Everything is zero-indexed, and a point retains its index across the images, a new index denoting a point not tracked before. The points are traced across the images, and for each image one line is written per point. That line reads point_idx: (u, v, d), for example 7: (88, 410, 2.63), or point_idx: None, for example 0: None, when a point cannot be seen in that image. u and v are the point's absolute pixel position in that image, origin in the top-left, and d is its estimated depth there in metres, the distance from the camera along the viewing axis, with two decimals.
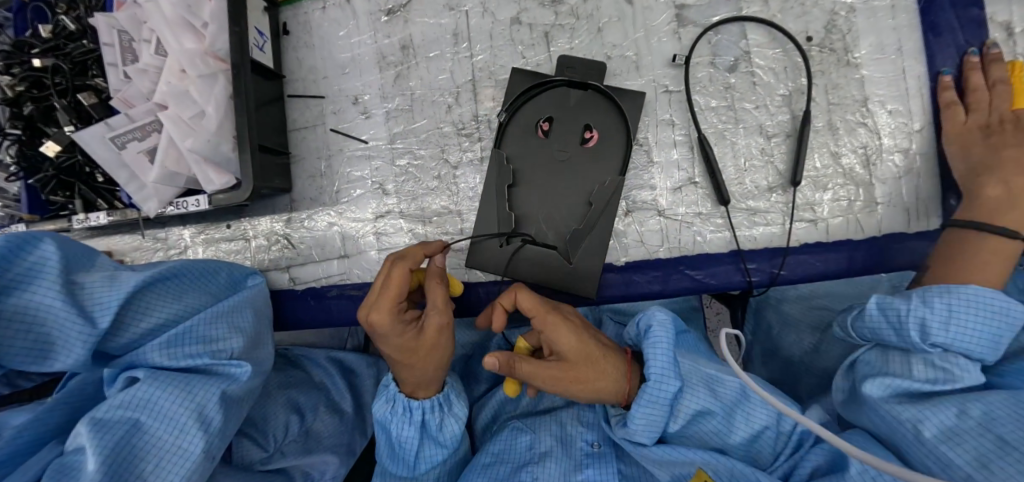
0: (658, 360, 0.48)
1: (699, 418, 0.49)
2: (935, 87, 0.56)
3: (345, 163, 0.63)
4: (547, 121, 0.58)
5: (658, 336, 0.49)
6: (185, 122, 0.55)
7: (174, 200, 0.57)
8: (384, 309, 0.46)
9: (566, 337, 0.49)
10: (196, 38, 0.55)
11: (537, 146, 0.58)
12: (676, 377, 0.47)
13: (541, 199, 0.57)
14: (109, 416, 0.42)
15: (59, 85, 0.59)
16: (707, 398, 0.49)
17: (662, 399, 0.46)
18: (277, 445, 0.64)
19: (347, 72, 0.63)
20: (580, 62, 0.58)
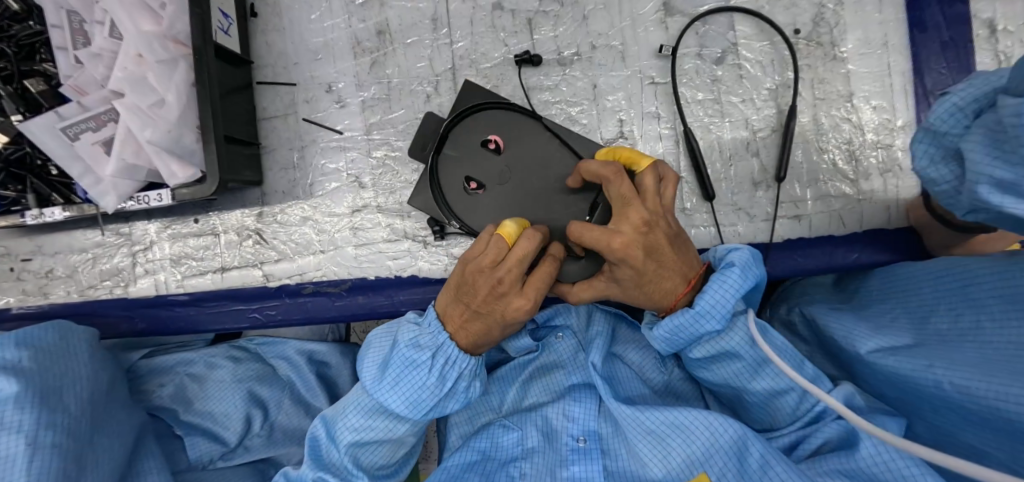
0: (714, 296, 0.43)
1: (723, 358, 0.46)
2: (920, 82, 0.56)
3: (319, 155, 0.60)
4: (496, 137, 0.54)
5: (734, 274, 0.43)
6: (143, 111, 0.51)
7: (135, 194, 0.55)
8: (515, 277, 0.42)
9: (650, 269, 0.42)
10: (154, 20, 0.51)
11: (483, 157, 0.54)
12: (724, 318, 0.43)
13: (501, 212, 0.54)
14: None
15: (4, 69, 0.55)
16: (747, 344, 0.44)
17: (693, 330, 0.44)
18: (240, 442, 0.70)
19: (319, 58, 0.60)
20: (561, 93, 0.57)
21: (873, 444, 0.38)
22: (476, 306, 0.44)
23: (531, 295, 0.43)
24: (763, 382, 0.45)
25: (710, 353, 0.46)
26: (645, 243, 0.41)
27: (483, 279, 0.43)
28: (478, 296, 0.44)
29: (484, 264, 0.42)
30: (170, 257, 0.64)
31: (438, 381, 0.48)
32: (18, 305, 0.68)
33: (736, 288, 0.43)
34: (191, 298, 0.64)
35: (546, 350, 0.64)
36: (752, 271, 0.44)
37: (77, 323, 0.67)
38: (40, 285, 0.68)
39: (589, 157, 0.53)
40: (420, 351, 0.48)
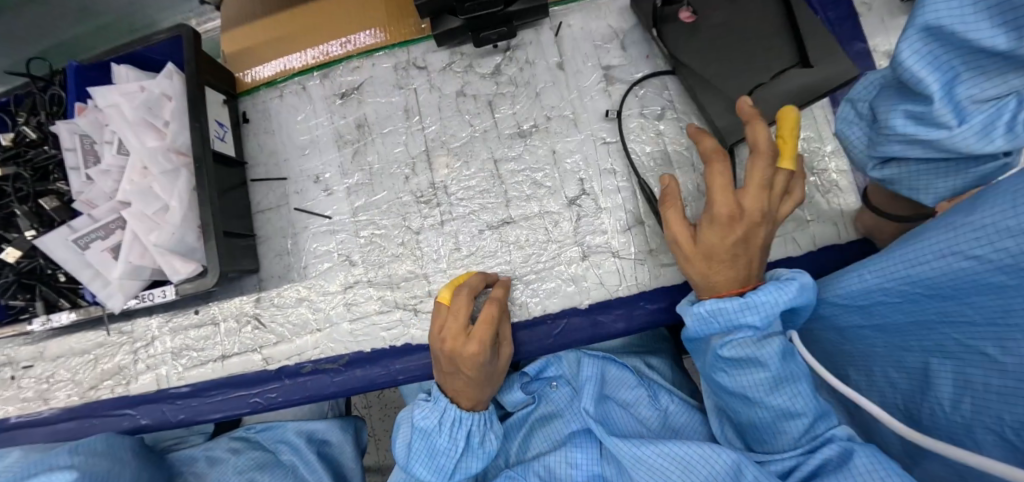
0: (766, 301, 0.42)
1: (749, 365, 0.44)
2: (839, 115, 0.63)
3: (311, 239, 0.65)
4: (689, 7, 0.61)
5: (790, 288, 0.42)
6: (148, 217, 0.56)
7: (140, 292, 0.59)
8: (457, 331, 0.50)
9: (729, 253, 0.45)
10: (158, 136, 0.58)
11: (683, 28, 0.61)
12: (766, 316, 0.42)
13: (693, 60, 0.60)
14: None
15: (21, 191, 0.60)
16: (777, 354, 0.42)
17: (723, 320, 0.43)
18: None
19: (306, 153, 0.67)
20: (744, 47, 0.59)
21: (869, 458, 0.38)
22: (447, 367, 0.51)
23: (477, 338, 0.50)
24: (781, 400, 0.44)
25: (743, 353, 0.43)
26: (748, 228, 0.44)
27: (443, 342, 0.50)
28: (446, 356, 0.51)
29: (437, 329, 0.52)
30: (171, 350, 0.67)
31: (452, 443, 0.53)
32: (18, 414, 0.69)
33: (788, 300, 0.42)
34: (191, 389, 0.66)
35: (544, 401, 0.65)
36: (806, 290, 0.43)
37: (77, 427, 0.67)
38: (41, 392, 0.70)
39: (818, 59, 0.55)
40: (429, 420, 0.53)
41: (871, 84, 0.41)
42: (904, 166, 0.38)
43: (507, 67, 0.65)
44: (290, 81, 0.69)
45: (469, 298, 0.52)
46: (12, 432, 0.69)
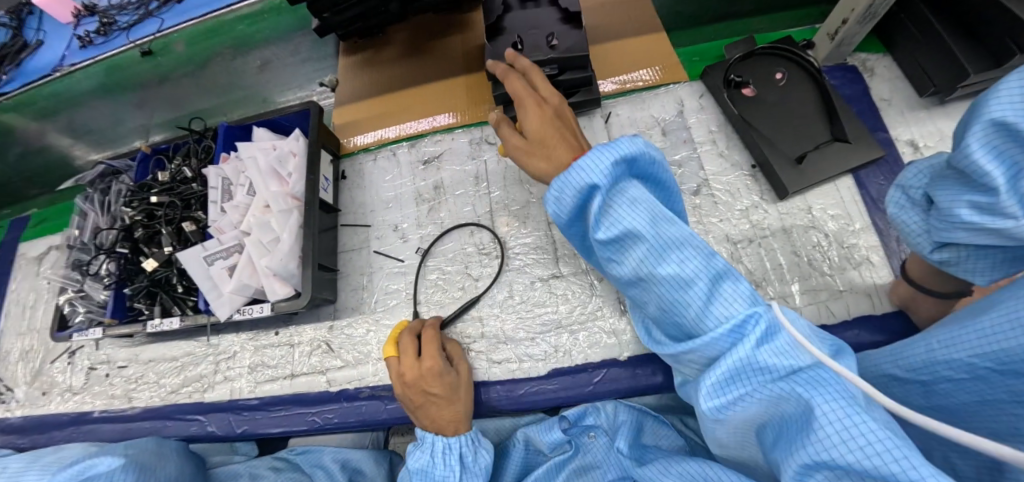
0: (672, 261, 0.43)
1: (682, 332, 0.45)
2: (866, 195, 0.70)
3: (384, 278, 0.75)
4: (749, 86, 0.75)
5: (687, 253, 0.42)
6: (263, 244, 0.69)
7: (242, 307, 0.69)
8: (414, 360, 0.60)
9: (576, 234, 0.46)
10: (280, 182, 0.72)
11: (745, 101, 0.75)
12: (661, 260, 0.43)
13: (744, 129, 0.73)
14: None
15: (168, 216, 0.76)
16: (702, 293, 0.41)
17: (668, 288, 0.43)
18: None
19: (389, 206, 0.79)
20: (785, 120, 0.73)
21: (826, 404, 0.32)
22: (415, 399, 0.60)
23: (429, 354, 0.61)
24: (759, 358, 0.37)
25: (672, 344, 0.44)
26: (626, 225, 0.48)
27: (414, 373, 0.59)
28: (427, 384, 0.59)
29: (403, 372, 0.60)
30: (249, 365, 0.76)
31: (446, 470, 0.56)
32: (102, 409, 0.80)
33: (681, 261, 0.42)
34: (259, 403, 0.74)
35: (581, 451, 0.68)
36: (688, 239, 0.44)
37: (149, 427, 0.76)
38: (127, 391, 0.80)
39: (847, 137, 0.70)
40: (418, 461, 0.58)
41: (920, 175, 0.47)
42: (960, 251, 0.43)
43: None
44: (384, 148, 0.84)
45: (413, 340, 0.63)
46: (91, 426, 0.80)
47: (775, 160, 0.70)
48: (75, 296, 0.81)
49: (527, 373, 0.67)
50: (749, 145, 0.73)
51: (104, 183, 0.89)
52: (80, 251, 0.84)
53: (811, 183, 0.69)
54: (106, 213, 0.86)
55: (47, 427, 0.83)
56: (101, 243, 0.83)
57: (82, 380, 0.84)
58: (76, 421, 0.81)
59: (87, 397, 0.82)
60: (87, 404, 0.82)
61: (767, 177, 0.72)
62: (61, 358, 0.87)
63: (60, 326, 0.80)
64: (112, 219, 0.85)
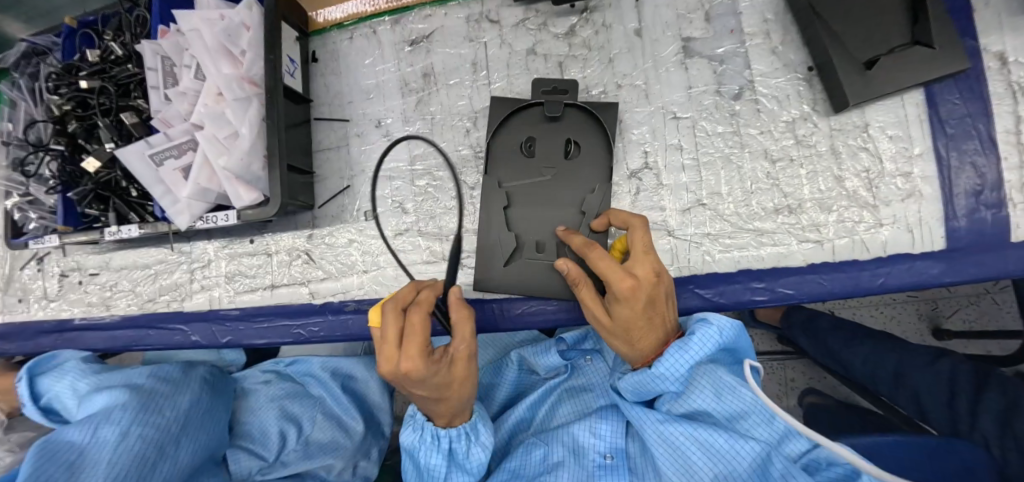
0: (673, 360, 0.47)
1: (698, 414, 0.49)
2: (936, 115, 0.58)
3: (367, 182, 0.66)
4: None
5: (694, 346, 0.47)
6: (219, 141, 0.58)
7: (204, 214, 0.60)
8: (416, 357, 0.42)
9: (644, 321, 0.47)
10: (233, 64, 0.59)
11: None
12: (678, 379, 0.48)
13: (808, 22, 0.58)
14: (43, 452, 0.50)
15: (104, 105, 0.64)
16: (707, 397, 0.48)
17: (655, 384, 0.49)
18: (276, 455, 0.72)
19: (371, 97, 0.67)
20: (863, 11, 0.55)
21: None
22: (444, 395, 0.47)
23: (417, 358, 0.42)
24: (739, 435, 0.48)
25: (683, 409, 0.50)
26: (649, 292, 0.45)
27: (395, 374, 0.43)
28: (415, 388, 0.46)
29: (450, 377, 0.46)
30: (225, 274, 0.70)
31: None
32: (81, 317, 0.74)
33: (700, 349, 0.47)
34: (239, 313, 0.69)
35: (576, 373, 0.66)
36: (724, 332, 0.48)
37: (130, 337, 0.72)
38: (104, 299, 0.74)
39: (936, 39, 0.54)
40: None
41: None
42: None
43: (582, 28, 0.63)
44: (362, 24, 0.69)
45: (399, 313, 0.45)
46: (75, 333, 0.74)
47: (839, 66, 0.56)
48: (20, 201, 0.69)
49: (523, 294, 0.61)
50: (808, 41, 0.59)
51: (30, 67, 0.73)
52: (17, 148, 0.70)
53: (876, 95, 0.56)
54: (41, 104, 0.69)
55: (29, 333, 0.76)
56: (33, 140, 0.69)
57: (57, 287, 0.76)
58: (58, 329, 0.75)
59: (62, 306, 0.75)
60: (66, 312, 0.75)
61: (824, 85, 0.59)
62: (29, 264, 0.77)
63: (16, 233, 0.71)
64: (50, 111, 0.68)
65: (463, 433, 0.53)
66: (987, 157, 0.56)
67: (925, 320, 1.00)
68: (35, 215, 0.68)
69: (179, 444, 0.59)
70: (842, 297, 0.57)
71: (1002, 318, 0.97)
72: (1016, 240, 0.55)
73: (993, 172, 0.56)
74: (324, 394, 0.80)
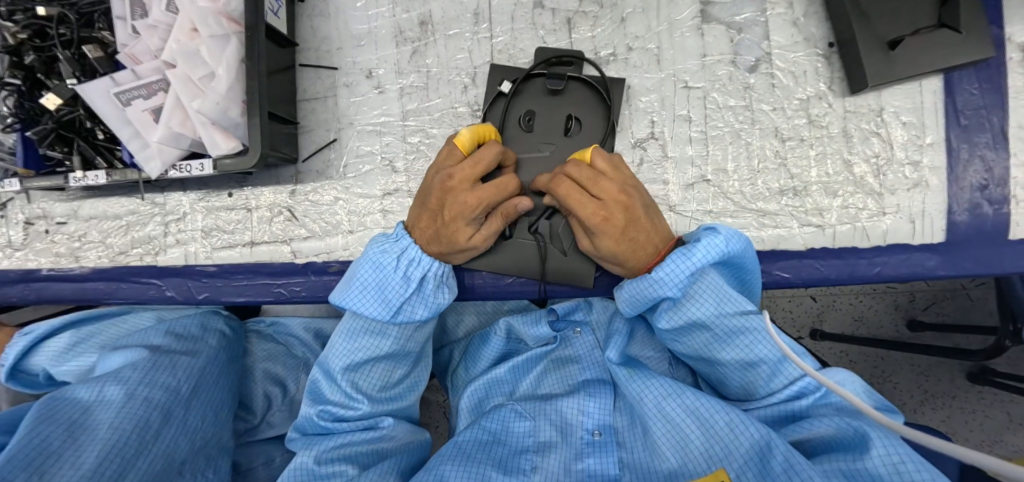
0: (672, 266, 0.45)
1: (695, 328, 0.48)
2: (952, 101, 0.55)
3: (355, 138, 0.62)
4: None
5: (697, 252, 0.45)
6: (193, 82, 0.53)
7: (178, 163, 0.56)
8: (473, 197, 0.47)
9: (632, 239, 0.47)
10: None
11: None
12: (679, 283, 0.46)
13: None
14: (50, 409, 0.49)
15: (64, 36, 0.58)
16: (706, 308, 0.46)
17: (655, 294, 0.46)
18: (262, 416, 0.73)
19: (362, 44, 0.62)
20: None
21: (885, 450, 0.36)
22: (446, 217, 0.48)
23: (481, 197, 0.47)
24: (735, 354, 0.47)
25: (679, 323, 0.48)
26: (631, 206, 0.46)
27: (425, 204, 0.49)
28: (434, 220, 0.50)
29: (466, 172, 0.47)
30: (202, 228, 0.66)
31: (405, 282, 0.51)
32: (49, 267, 0.70)
33: (697, 260, 0.45)
34: (217, 270, 0.66)
35: (564, 344, 0.66)
36: (730, 244, 0.46)
37: (102, 289, 0.68)
38: (73, 249, 0.70)
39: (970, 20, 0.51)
40: (387, 255, 0.51)
41: None
42: None
43: None
44: None
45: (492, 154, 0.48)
46: (42, 284, 0.70)
47: (862, 45, 0.53)
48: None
49: None
50: (833, 15, 0.55)
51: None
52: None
53: (897, 78, 0.53)
54: None
55: None
56: None
57: (21, 235, 0.71)
58: (25, 278, 0.71)
59: (29, 255, 0.71)
60: (32, 261, 0.71)
61: (844, 62, 0.56)
62: None
63: None
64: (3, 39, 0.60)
65: (443, 273, 0.53)
66: (997, 150, 0.55)
67: (901, 311, 1.02)
68: None
69: (189, 404, 0.57)
70: (837, 283, 0.57)
71: (974, 314, 0.99)
72: (1014, 237, 0.54)
73: (1001, 164, 0.55)
74: (303, 355, 0.79)
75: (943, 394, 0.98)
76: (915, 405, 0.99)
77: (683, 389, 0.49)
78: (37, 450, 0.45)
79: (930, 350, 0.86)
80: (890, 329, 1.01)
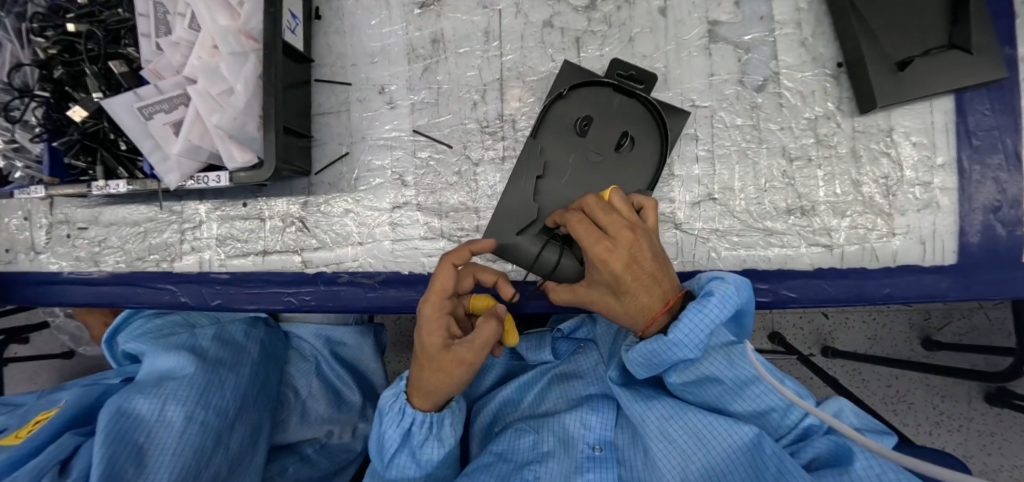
0: (688, 326, 0.43)
1: (706, 381, 0.48)
2: (962, 123, 0.55)
3: (367, 151, 0.63)
4: None
5: (711, 304, 0.43)
6: (212, 97, 0.55)
7: (196, 174, 0.58)
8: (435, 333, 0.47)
9: (626, 277, 0.45)
10: (230, 15, 0.55)
11: None
12: (696, 345, 0.44)
13: (847, 15, 0.54)
14: (118, 427, 0.55)
15: (92, 51, 0.60)
16: (721, 366, 0.47)
17: (667, 355, 0.45)
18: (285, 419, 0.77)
19: (375, 61, 0.64)
20: (904, 9, 0.52)
21: (868, 462, 0.41)
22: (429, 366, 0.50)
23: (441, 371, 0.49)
24: (744, 404, 0.48)
25: (689, 379, 0.48)
26: (630, 248, 0.45)
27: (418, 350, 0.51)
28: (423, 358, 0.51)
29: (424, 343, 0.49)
30: (217, 236, 0.68)
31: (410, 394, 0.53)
32: (70, 270, 0.72)
33: (713, 318, 0.43)
34: (231, 277, 0.67)
35: (567, 361, 0.66)
36: (739, 292, 0.45)
37: (119, 294, 0.70)
38: (92, 254, 0.72)
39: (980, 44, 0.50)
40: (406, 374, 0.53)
41: None
42: None
43: (604, 2, 0.60)
44: None
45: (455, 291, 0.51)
46: (62, 287, 0.73)
47: (870, 67, 0.53)
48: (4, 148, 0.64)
49: (521, 277, 0.60)
50: (842, 35, 0.56)
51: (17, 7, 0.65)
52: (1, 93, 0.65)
53: (907, 99, 0.53)
54: (27, 46, 0.64)
55: (15, 283, 0.74)
56: (18, 84, 0.64)
57: (45, 238, 0.73)
58: (45, 280, 0.73)
59: (50, 258, 0.73)
60: (53, 264, 0.73)
61: (853, 83, 0.56)
62: (14, 213, 0.74)
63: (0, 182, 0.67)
64: (35, 54, 0.64)
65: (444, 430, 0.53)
66: (1011, 172, 0.54)
67: (916, 329, 1.00)
68: (20, 163, 0.65)
69: (233, 430, 0.63)
70: (846, 303, 0.56)
71: (992, 334, 0.97)
72: None
73: (1015, 186, 0.54)
74: (314, 361, 0.81)
75: (959, 416, 0.96)
76: (930, 426, 0.97)
77: (686, 411, 0.50)
78: (113, 476, 0.51)
79: (941, 371, 0.85)
80: (907, 348, 1.00)
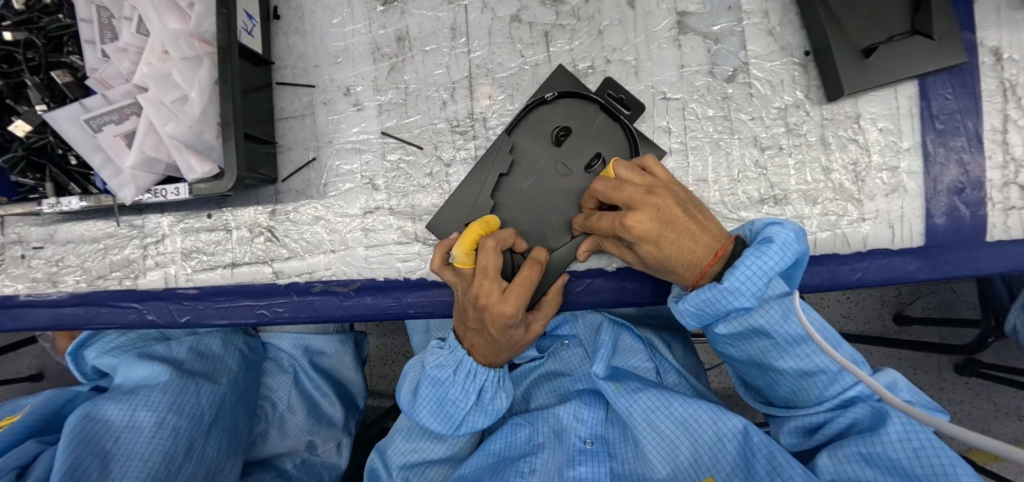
0: (745, 273, 0.41)
1: (754, 335, 0.45)
2: (926, 106, 0.56)
3: (335, 156, 0.61)
4: None
5: (771, 252, 0.41)
6: (166, 106, 0.52)
7: (153, 187, 0.55)
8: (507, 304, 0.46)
9: (670, 239, 0.44)
10: (181, 18, 0.52)
11: None
12: (754, 293, 0.42)
13: (812, 2, 0.54)
14: (85, 433, 0.56)
15: (32, 61, 0.57)
16: (773, 321, 0.43)
17: (718, 305, 0.43)
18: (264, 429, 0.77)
19: (339, 61, 0.62)
20: None
21: (901, 431, 0.40)
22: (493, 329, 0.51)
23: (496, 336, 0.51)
24: (794, 362, 0.45)
25: (737, 329, 0.45)
26: (665, 211, 0.44)
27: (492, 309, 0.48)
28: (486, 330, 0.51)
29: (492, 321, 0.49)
30: (182, 250, 0.65)
31: (464, 395, 0.54)
32: (26, 292, 0.69)
33: (770, 266, 0.41)
34: (200, 292, 0.65)
35: (553, 359, 0.66)
36: (796, 242, 0.43)
37: (82, 314, 0.67)
38: (50, 274, 0.68)
39: (940, 27, 0.51)
40: (443, 369, 0.54)
41: None
42: None
43: None
44: None
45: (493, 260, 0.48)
46: (19, 309, 0.69)
47: (836, 55, 0.53)
48: None
49: None
50: (808, 23, 0.56)
51: None
52: None
53: (874, 85, 0.53)
54: None
55: None
56: None
57: None
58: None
59: (3, 280, 0.69)
60: (7, 286, 0.69)
61: (820, 71, 0.56)
62: None
63: None
64: None
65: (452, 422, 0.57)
66: (973, 154, 0.55)
67: (889, 305, 1.03)
68: None
69: (207, 436, 0.62)
70: (820, 289, 0.57)
71: (962, 307, 1.00)
72: (991, 239, 0.55)
73: (977, 167, 0.55)
74: (292, 371, 0.79)
75: (932, 387, 0.99)
76: None
77: (672, 403, 0.51)
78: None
79: (915, 346, 0.87)
80: (881, 325, 1.03)
